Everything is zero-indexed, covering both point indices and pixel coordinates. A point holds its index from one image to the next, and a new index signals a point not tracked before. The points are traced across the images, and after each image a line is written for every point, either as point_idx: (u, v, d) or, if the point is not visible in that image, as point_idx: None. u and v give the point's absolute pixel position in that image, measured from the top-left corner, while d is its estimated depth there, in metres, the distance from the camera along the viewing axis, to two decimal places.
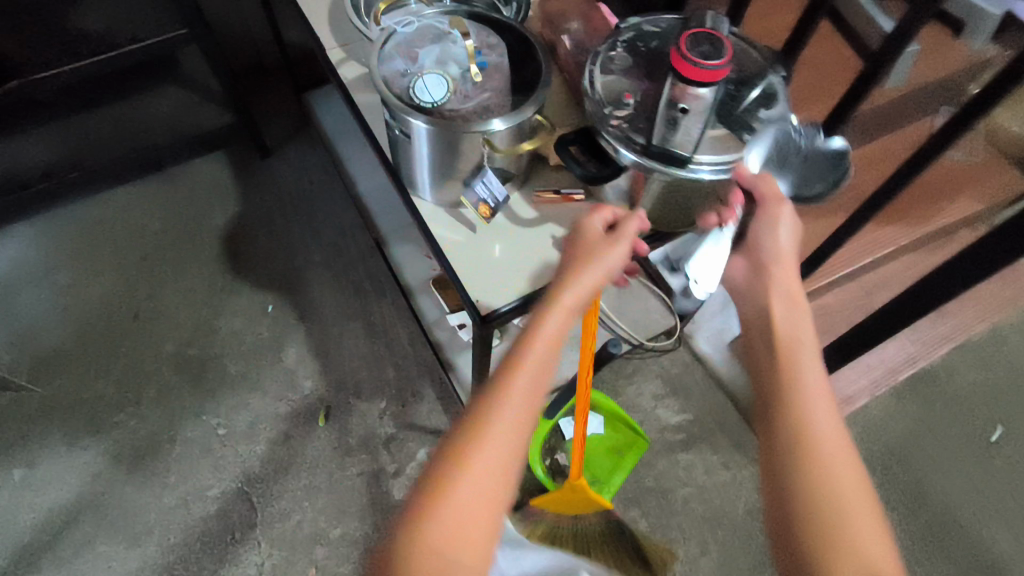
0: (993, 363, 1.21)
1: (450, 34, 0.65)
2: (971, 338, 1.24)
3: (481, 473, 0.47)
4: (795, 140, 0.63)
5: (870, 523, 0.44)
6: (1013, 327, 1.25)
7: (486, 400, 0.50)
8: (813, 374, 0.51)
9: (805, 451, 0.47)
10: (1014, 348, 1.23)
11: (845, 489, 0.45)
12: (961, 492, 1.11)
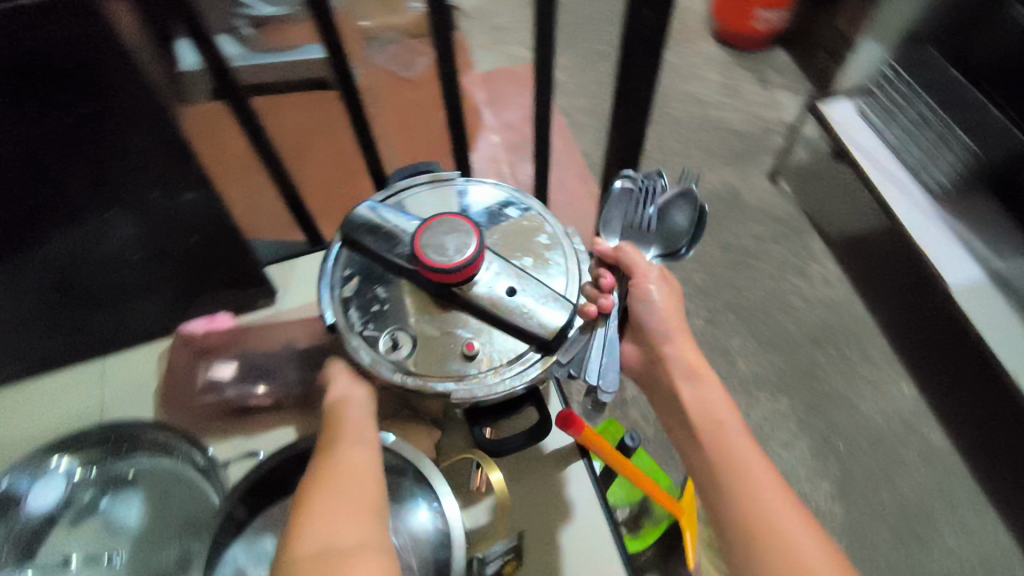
0: (596, 133, 1.55)
1: (165, 475, 0.59)
2: (573, 138, 1.54)
3: (347, 463, 0.45)
4: (644, 203, 0.61)
5: (766, 491, 0.48)
6: (573, 109, 1.60)
7: (324, 459, 0.46)
8: (695, 392, 0.56)
9: (739, 473, 0.49)
10: (586, 117, 1.59)
11: (776, 505, 0.47)
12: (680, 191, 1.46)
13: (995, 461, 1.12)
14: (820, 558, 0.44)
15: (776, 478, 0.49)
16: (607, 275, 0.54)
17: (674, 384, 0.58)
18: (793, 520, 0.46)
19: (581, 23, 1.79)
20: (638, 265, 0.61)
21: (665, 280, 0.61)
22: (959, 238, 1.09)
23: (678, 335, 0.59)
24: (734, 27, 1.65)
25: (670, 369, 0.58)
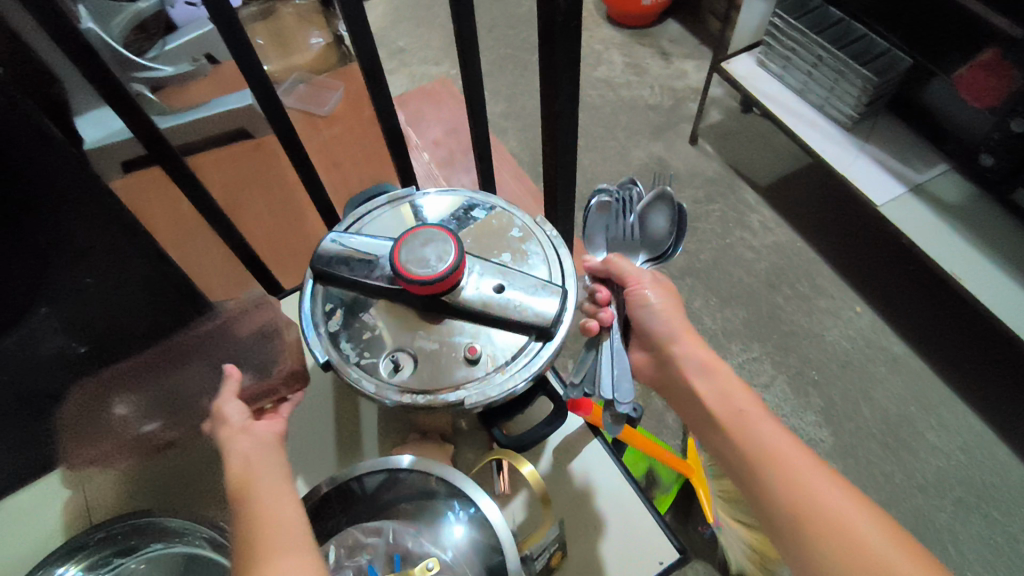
0: (523, 134, 1.59)
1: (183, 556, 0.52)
2: (502, 143, 1.57)
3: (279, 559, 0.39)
4: (621, 210, 0.64)
5: (805, 472, 0.49)
6: (494, 116, 1.63)
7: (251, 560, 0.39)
8: (711, 386, 0.57)
9: (773, 458, 0.50)
10: (511, 120, 1.62)
11: (814, 482, 0.48)
12: (613, 173, 1.51)
13: (958, 361, 1.19)
14: (868, 524, 0.46)
15: (809, 453, 0.50)
16: (601, 290, 0.62)
17: (689, 382, 0.59)
18: (833, 491, 0.47)
19: (482, 31, 1.82)
20: (628, 273, 0.62)
21: (660, 284, 0.63)
22: (877, 161, 1.16)
23: (683, 335, 0.61)
24: (625, 8, 1.71)
25: (682, 368, 0.59)
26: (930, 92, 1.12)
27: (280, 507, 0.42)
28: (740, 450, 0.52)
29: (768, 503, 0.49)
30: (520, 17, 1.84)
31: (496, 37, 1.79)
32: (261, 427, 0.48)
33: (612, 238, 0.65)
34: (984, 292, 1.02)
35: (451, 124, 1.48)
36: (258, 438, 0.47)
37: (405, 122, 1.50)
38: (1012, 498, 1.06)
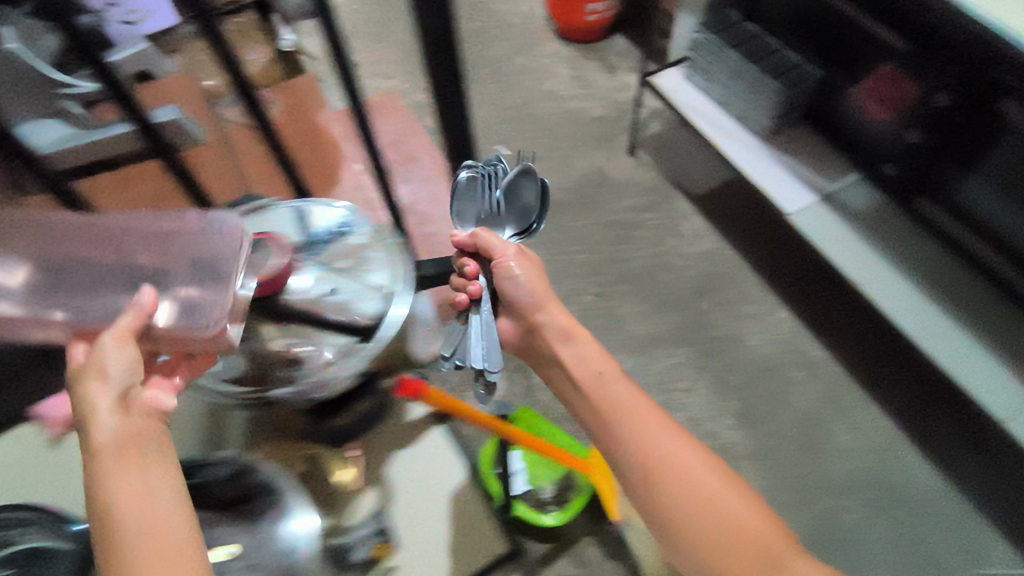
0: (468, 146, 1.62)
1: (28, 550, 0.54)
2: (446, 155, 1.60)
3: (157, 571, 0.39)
4: (488, 188, 0.75)
5: (646, 421, 0.61)
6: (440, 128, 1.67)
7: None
8: (577, 362, 0.68)
9: (630, 421, 0.61)
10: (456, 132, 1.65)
11: (661, 439, 0.60)
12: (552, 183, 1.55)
13: (873, 365, 1.21)
14: (699, 468, 0.58)
15: (659, 415, 0.62)
16: (469, 262, 0.73)
17: (557, 350, 0.69)
18: (675, 445, 0.59)
19: (435, 46, 1.86)
20: (495, 248, 0.72)
21: (522, 257, 0.73)
22: (791, 171, 1.19)
23: (550, 307, 0.71)
24: (572, 23, 1.75)
25: (551, 337, 0.70)
26: (840, 103, 1.16)
27: (164, 513, 0.40)
28: (602, 415, 0.63)
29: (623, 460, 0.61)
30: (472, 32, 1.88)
31: None
32: (140, 404, 0.44)
33: (484, 214, 0.78)
34: (887, 297, 1.05)
35: (392, 136, 1.52)
36: (133, 421, 0.43)
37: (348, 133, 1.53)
38: (918, 499, 1.08)
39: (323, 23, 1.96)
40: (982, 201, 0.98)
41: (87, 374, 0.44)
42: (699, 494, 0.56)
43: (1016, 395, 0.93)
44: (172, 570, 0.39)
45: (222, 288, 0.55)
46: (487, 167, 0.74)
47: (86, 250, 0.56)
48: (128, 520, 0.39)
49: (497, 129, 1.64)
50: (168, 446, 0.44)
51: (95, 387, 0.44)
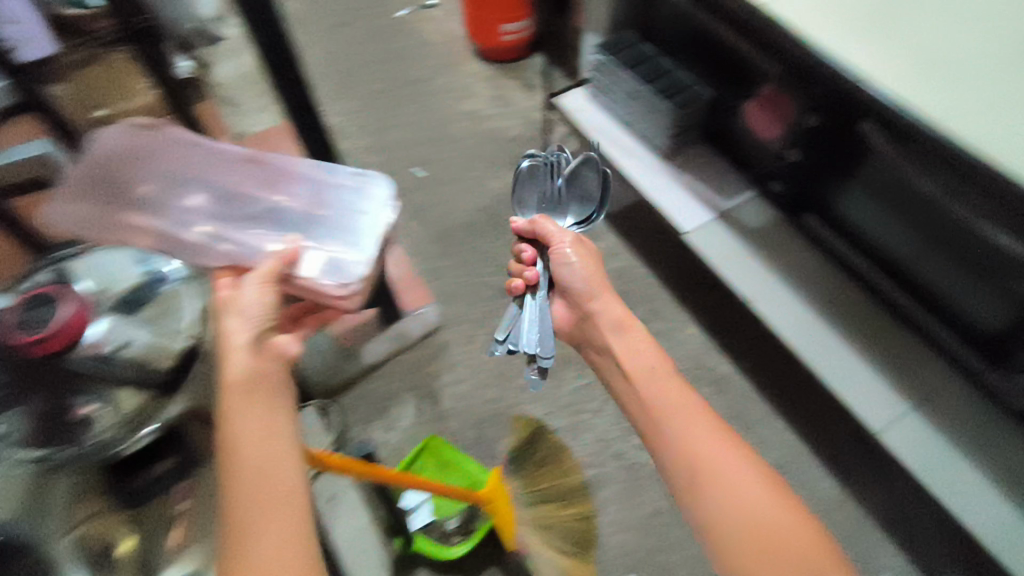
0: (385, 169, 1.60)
1: None
2: None
3: (271, 518, 0.45)
4: (564, 181, 0.99)
5: (695, 416, 0.66)
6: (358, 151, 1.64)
7: (245, 506, 0.45)
8: (629, 354, 0.77)
9: (667, 417, 0.67)
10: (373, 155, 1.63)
11: (693, 432, 0.64)
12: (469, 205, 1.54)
13: (778, 378, 1.23)
14: (729, 460, 0.60)
15: (703, 410, 0.67)
16: (528, 248, 0.93)
17: (608, 343, 0.81)
18: (707, 436, 0.63)
19: (355, 68, 1.84)
20: (553, 235, 0.90)
21: (578, 246, 0.89)
22: (687, 187, 1.21)
23: (602, 303, 0.84)
24: (489, 45, 1.74)
25: (605, 326, 0.82)
26: (732, 123, 1.18)
27: (281, 471, 0.47)
28: (651, 407, 0.69)
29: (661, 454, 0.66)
30: (393, 53, 1.87)
31: (368, 73, 1.82)
32: (269, 352, 0.54)
33: (551, 203, 1.00)
34: (774, 312, 1.07)
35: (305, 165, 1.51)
36: (260, 364, 0.53)
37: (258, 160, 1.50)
38: (820, 510, 1.09)
39: (242, 46, 1.92)
40: (861, 217, 1.00)
41: (229, 307, 0.57)
42: (720, 478, 0.59)
43: (892, 405, 0.95)
44: (283, 519, 0.45)
45: (351, 248, 0.66)
46: (565, 163, 0.99)
47: (264, 190, 0.69)
48: (253, 467, 0.47)
49: (414, 151, 1.63)
50: (284, 398, 0.53)
51: (235, 332, 0.54)
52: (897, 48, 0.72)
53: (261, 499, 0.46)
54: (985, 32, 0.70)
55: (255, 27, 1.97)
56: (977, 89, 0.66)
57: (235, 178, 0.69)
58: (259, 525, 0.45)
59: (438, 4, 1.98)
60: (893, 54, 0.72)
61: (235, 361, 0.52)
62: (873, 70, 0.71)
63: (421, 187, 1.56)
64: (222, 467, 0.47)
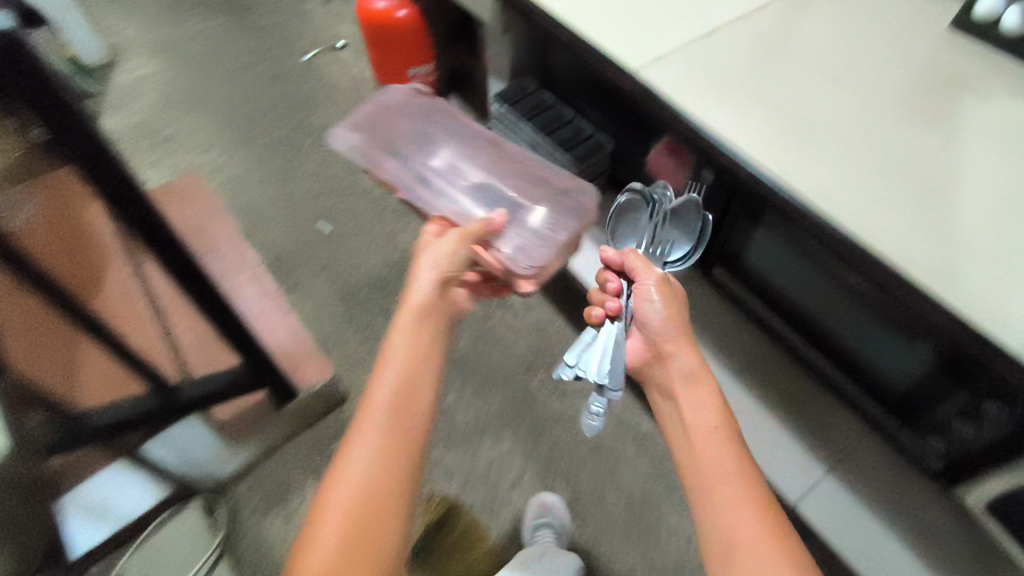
0: (288, 222, 1.49)
1: None
2: (261, 237, 1.47)
3: (398, 443, 0.63)
4: (662, 214, 0.91)
5: (746, 502, 0.59)
6: (257, 204, 1.52)
7: (373, 409, 0.65)
8: (693, 410, 0.70)
9: (724, 505, 0.59)
10: (274, 210, 1.51)
11: (743, 525, 0.57)
12: (379, 260, 1.45)
13: None
14: (773, 559, 0.54)
15: (751, 488, 0.60)
16: (613, 279, 0.86)
17: (676, 391, 0.73)
18: (753, 529, 0.56)
19: (256, 112, 1.71)
20: (638, 271, 0.83)
21: (666, 288, 0.81)
22: None
23: (680, 348, 0.76)
24: (398, 88, 1.66)
25: (675, 372, 0.75)
26: (638, 174, 1.13)
27: (418, 411, 0.66)
28: (704, 479, 0.62)
29: (705, 540, 0.59)
30: (298, 97, 1.76)
31: (269, 117, 1.70)
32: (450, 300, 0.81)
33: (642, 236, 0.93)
34: None
35: (195, 228, 1.38)
36: (438, 299, 0.78)
37: None
38: None
39: (132, 91, 1.77)
40: (770, 271, 0.95)
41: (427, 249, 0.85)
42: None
43: (805, 473, 0.93)
44: (404, 445, 0.63)
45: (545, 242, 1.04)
46: (665, 196, 0.92)
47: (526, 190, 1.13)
48: (388, 389, 0.66)
49: (318, 203, 1.52)
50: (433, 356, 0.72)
51: (425, 274, 0.80)
52: (777, 126, 0.68)
53: (392, 400, 0.65)
54: (860, 116, 0.68)
55: (149, 71, 1.82)
56: (858, 162, 0.64)
57: (471, 163, 1.20)
58: (375, 426, 0.63)
59: (347, 43, 1.88)
60: (773, 131, 0.68)
61: (411, 306, 0.76)
62: (757, 144, 0.67)
63: (326, 244, 1.46)
64: (383, 367, 0.70)
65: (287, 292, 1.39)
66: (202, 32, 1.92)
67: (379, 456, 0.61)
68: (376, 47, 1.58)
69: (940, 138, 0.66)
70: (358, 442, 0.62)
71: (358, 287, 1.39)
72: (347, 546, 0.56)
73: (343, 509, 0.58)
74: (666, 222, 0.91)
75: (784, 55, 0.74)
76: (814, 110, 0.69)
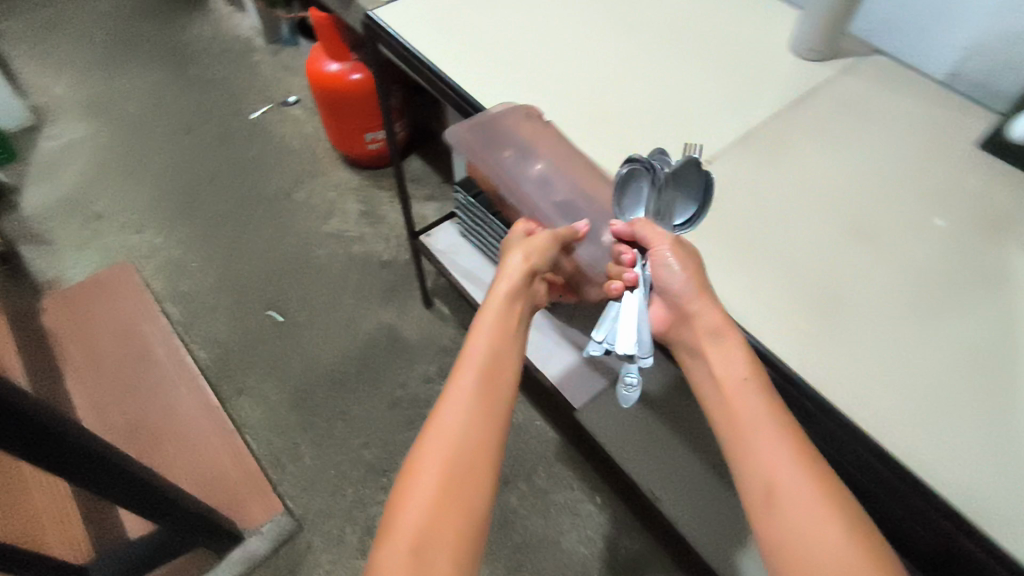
0: (233, 313, 1.33)
1: None
2: (204, 334, 1.31)
3: (486, 411, 0.51)
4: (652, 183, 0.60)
5: (806, 493, 0.45)
6: (200, 293, 1.36)
7: (467, 365, 0.53)
8: (723, 363, 0.52)
9: (783, 496, 0.45)
10: (220, 299, 1.35)
11: (812, 526, 0.43)
12: (337, 352, 1.30)
13: None
14: (839, 569, 0.41)
15: (810, 473, 0.45)
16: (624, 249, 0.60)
17: (702, 349, 0.53)
18: (817, 526, 0.43)
19: (198, 180, 1.54)
20: (648, 237, 0.58)
21: (680, 252, 0.56)
22: (577, 350, 1.03)
23: (700, 301, 0.54)
24: (354, 152, 1.49)
25: (697, 331, 0.53)
26: None
27: (508, 370, 0.54)
28: (742, 464, 0.48)
29: (750, 508, 0.47)
30: (244, 161, 1.58)
31: (212, 186, 1.53)
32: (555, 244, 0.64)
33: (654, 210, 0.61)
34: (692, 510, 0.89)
35: (124, 330, 1.20)
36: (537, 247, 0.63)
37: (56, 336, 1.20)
38: None
39: (56, 159, 1.58)
40: None
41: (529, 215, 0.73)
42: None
43: None
44: (493, 410, 0.51)
45: None
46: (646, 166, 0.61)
47: None
48: (483, 346, 0.54)
49: (267, 289, 1.37)
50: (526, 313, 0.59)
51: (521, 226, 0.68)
52: (795, 295, 0.57)
53: (493, 348, 0.54)
54: (888, 283, 0.57)
55: (77, 133, 1.62)
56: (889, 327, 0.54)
57: None
58: (470, 374, 0.52)
59: (300, 99, 1.73)
60: (792, 301, 0.56)
61: (508, 272, 0.60)
62: (763, 309, 0.56)
63: (278, 336, 1.30)
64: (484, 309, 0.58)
65: (234, 397, 1.23)
66: (138, 87, 1.73)
67: (474, 406, 0.51)
68: (329, 110, 1.41)
69: (989, 313, 0.55)
70: (455, 386, 0.52)
71: (313, 388, 1.25)
72: (438, 500, 0.46)
73: (434, 464, 0.48)
74: (671, 185, 0.59)
75: (797, 202, 0.63)
76: (837, 272, 0.58)
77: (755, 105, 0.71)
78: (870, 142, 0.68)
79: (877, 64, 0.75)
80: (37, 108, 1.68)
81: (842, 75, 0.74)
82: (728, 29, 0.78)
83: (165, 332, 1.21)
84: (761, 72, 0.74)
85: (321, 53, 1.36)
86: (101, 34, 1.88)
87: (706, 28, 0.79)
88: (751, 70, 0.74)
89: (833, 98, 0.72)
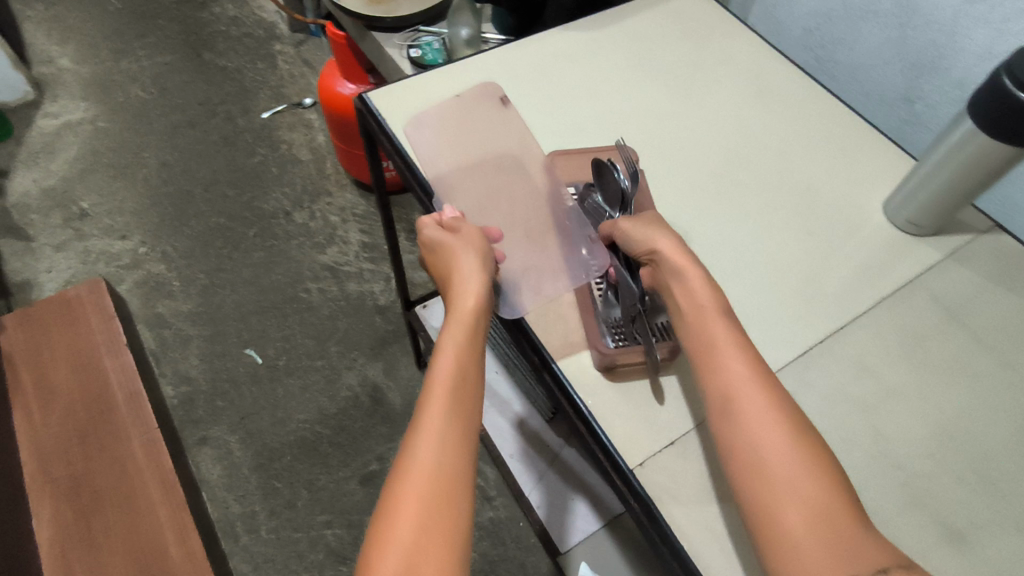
0: (208, 347, 1.22)
1: None
2: (175, 368, 1.20)
3: (452, 438, 0.41)
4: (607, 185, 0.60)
5: (757, 403, 0.40)
6: (177, 321, 1.25)
7: (429, 391, 0.44)
8: (688, 294, 0.47)
9: (740, 403, 0.41)
10: (197, 330, 1.24)
11: (767, 439, 0.39)
12: (314, 406, 1.17)
13: None
14: (784, 482, 0.37)
15: (765, 387, 0.41)
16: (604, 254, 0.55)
17: (669, 286, 0.48)
18: (765, 433, 0.39)
19: (193, 187, 1.41)
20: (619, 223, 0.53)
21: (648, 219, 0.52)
22: (569, 477, 0.91)
23: (662, 244, 0.49)
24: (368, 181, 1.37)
25: (663, 273, 0.49)
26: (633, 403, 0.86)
27: (470, 383, 0.45)
28: (699, 371, 0.44)
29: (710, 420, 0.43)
30: (246, 168, 1.44)
31: (209, 195, 1.40)
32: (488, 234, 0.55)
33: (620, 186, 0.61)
34: None
35: (84, 361, 1.09)
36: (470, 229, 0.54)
37: (10, 359, 1.09)
38: None
39: (48, 144, 1.46)
40: None
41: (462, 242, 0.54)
42: (765, 499, 0.38)
43: None
44: (458, 435, 0.42)
45: None
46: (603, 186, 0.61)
47: None
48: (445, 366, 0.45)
49: (248, 324, 1.25)
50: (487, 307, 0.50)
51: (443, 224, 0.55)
52: None
53: (461, 363, 0.45)
54: None
55: (76, 118, 1.51)
56: None
57: None
58: (439, 398, 0.43)
59: (316, 102, 1.55)
60: None
61: (462, 276, 0.50)
62: None
63: (253, 383, 1.18)
64: (444, 323, 0.48)
65: (196, 448, 1.12)
66: (147, 70, 1.60)
67: (450, 430, 0.41)
68: (339, 135, 1.27)
69: None
70: (420, 412, 0.43)
71: (278, 446, 1.13)
72: (414, 547, 0.37)
73: (403, 525, 0.37)
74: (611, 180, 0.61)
75: (865, 459, 0.48)
76: None
77: (829, 301, 0.55)
78: (977, 376, 0.52)
79: (992, 248, 0.58)
80: (39, 81, 1.56)
81: (947, 263, 0.57)
82: (802, 172, 0.63)
83: (128, 368, 1.09)
84: (840, 246, 0.58)
85: (336, 71, 1.19)
86: (119, 4, 1.74)
87: (773, 165, 0.63)
88: (826, 242, 0.58)
89: (931, 297, 0.55)
